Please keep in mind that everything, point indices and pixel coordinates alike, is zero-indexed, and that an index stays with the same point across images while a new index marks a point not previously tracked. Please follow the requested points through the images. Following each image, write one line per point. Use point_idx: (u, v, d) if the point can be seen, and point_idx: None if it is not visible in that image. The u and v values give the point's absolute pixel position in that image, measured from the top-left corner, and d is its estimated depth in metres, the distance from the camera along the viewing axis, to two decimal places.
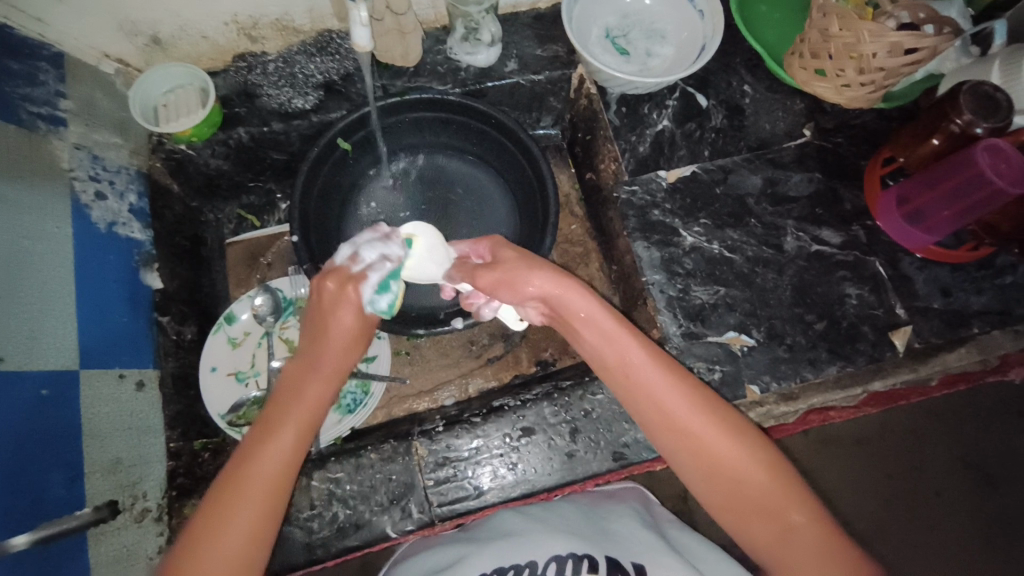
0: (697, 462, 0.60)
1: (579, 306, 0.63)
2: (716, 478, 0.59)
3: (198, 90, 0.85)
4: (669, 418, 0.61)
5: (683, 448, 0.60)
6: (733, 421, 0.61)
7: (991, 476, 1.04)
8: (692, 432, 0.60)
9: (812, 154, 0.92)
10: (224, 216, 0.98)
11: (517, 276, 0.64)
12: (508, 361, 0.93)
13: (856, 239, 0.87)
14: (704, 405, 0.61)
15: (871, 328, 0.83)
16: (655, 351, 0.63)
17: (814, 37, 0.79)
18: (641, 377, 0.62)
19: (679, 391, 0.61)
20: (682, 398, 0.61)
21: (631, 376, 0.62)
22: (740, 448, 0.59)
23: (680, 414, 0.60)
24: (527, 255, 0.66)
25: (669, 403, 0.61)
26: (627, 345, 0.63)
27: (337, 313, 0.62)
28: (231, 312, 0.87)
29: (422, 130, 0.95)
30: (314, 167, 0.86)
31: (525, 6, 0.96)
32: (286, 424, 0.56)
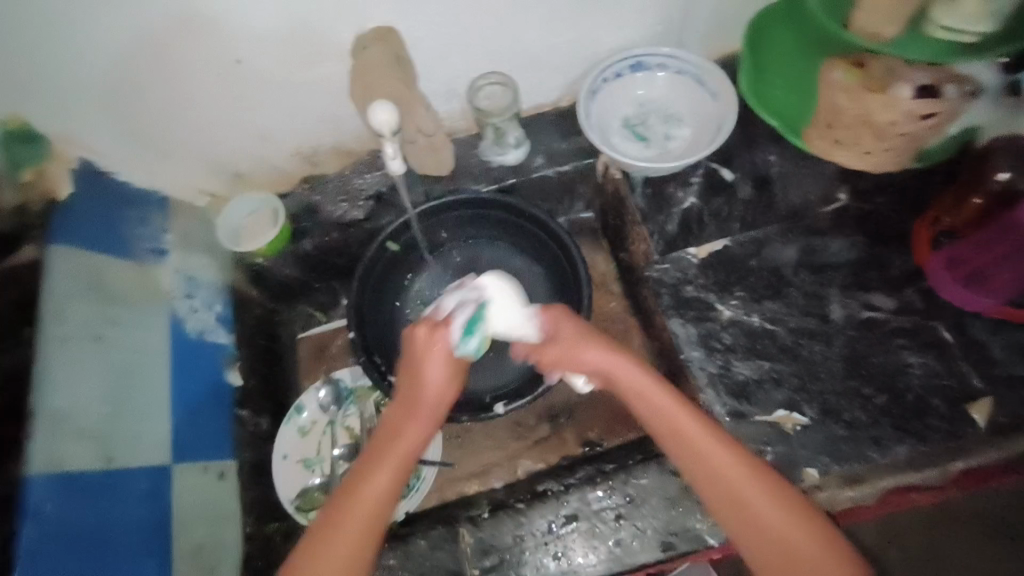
0: (749, 521, 0.61)
1: (631, 378, 0.69)
2: (768, 546, 0.60)
3: (271, 211, 0.98)
4: (722, 484, 0.62)
5: (737, 517, 0.61)
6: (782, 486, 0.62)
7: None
8: (740, 497, 0.61)
9: (853, 216, 0.89)
10: (295, 314, 1.09)
11: (570, 351, 0.71)
12: (553, 443, 0.94)
13: (912, 303, 0.82)
14: (752, 469, 0.62)
15: (943, 401, 0.76)
16: (706, 418, 0.65)
17: (827, 110, 0.83)
18: (696, 443, 0.63)
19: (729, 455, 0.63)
20: (734, 463, 0.62)
21: (685, 438, 0.64)
22: (790, 518, 0.60)
23: (731, 479, 0.62)
24: (582, 332, 0.73)
25: (718, 465, 0.62)
26: (679, 412, 0.65)
27: (429, 358, 0.68)
28: (300, 403, 0.96)
29: (464, 225, 1.03)
30: (369, 266, 0.97)
31: (548, 107, 1.04)
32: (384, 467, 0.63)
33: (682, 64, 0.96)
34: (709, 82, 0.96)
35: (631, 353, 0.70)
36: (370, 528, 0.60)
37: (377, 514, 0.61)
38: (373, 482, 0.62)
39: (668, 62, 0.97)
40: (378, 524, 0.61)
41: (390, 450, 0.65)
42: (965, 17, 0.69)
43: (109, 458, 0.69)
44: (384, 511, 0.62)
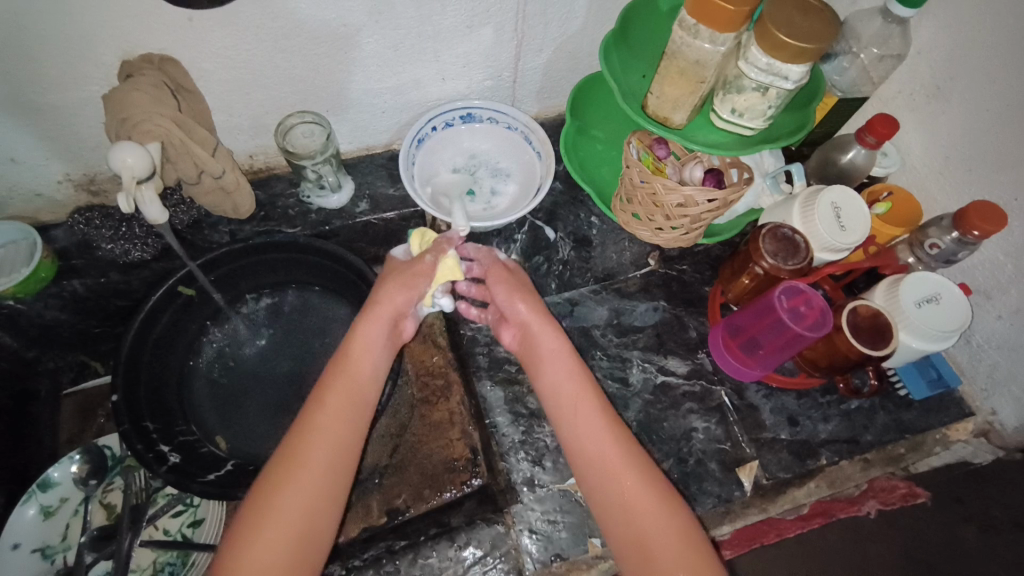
0: (615, 482, 0.67)
1: (549, 345, 0.76)
2: (621, 511, 0.66)
3: (28, 246, 0.84)
4: (600, 452, 0.69)
5: (604, 483, 0.68)
6: (648, 469, 0.69)
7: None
8: (609, 461, 0.68)
9: (657, 282, 0.94)
10: (65, 363, 0.94)
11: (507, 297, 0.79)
12: (353, 514, 0.82)
13: (702, 367, 0.88)
14: (618, 442, 0.70)
15: (719, 465, 0.80)
16: (608, 407, 0.73)
17: (625, 186, 0.83)
18: (576, 404, 0.73)
19: (604, 431, 0.70)
20: (604, 430, 0.70)
21: (576, 407, 0.72)
22: (649, 490, 0.67)
23: (596, 439, 0.70)
24: (520, 286, 0.80)
25: (606, 456, 0.69)
26: (573, 376, 0.74)
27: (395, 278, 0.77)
28: (46, 477, 0.81)
29: (276, 269, 0.95)
30: (152, 316, 0.85)
31: (379, 149, 1.00)
32: (334, 391, 0.70)
33: (511, 120, 0.97)
34: (534, 140, 0.97)
35: (553, 320, 0.78)
36: (345, 447, 0.67)
37: (348, 434, 0.68)
38: (330, 400, 0.69)
39: (497, 116, 0.97)
40: (353, 439, 0.68)
41: (347, 378, 0.71)
42: (738, 110, 0.77)
43: None
44: (355, 424, 0.69)
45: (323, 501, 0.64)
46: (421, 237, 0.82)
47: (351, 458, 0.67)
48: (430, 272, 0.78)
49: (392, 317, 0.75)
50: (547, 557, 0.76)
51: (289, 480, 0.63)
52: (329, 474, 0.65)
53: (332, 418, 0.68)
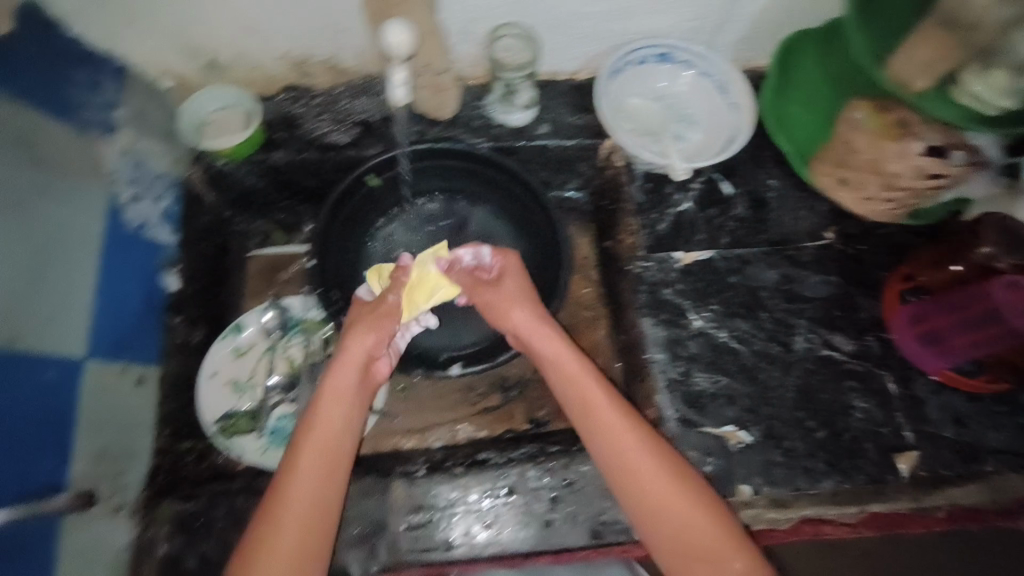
0: (636, 500, 0.68)
1: (548, 349, 0.77)
2: (656, 525, 0.66)
3: (242, 113, 0.86)
4: (631, 471, 0.68)
5: (635, 497, 0.68)
6: (679, 479, 0.68)
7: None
8: (636, 475, 0.68)
9: (833, 256, 0.91)
10: (252, 229, 1.00)
11: (503, 308, 0.80)
12: (501, 415, 0.93)
13: (869, 349, 0.85)
14: (654, 450, 0.69)
15: (875, 447, 0.79)
16: (617, 396, 0.73)
17: (838, 148, 0.83)
18: (608, 420, 0.71)
19: (631, 445, 0.69)
20: (641, 451, 0.68)
21: (595, 417, 0.71)
22: (681, 496, 0.67)
23: (635, 459, 0.68)
24: (522, 289, 0.81)
25: (635, 463, 0.68)
26: (597, 394, 0.73)
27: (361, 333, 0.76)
28: (240, 322, 0.90)
29: (448, 177, 0.96)
30: (340, 199, 0.90)
31: (564, 76, 0.98)
32: (316, 444, 0.69)
33: (709, 66, 0.93)
34: (732, 90, 0.93)
35: (554, 325, 0.78)
36: (328, 486, 0.67)
37: (330, 472, 0.68)
38: (303, 463, 0.68)
39: (696, 60, 0.93)
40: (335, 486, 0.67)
41: (316, 435, 0.70)
42: (992, 88, 0.68)
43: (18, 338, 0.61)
44: (337, 462, 0.69)
45: (315, 539, 0.64)
46: (377, 274, 0.83)
47: (335, 492, 0.67)
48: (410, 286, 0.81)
49: (362, 363, 0.76)
50: None
51: (281, 526, 0.63)
52: (317, 513, 0.65)
53: (306, 463, 0.68)
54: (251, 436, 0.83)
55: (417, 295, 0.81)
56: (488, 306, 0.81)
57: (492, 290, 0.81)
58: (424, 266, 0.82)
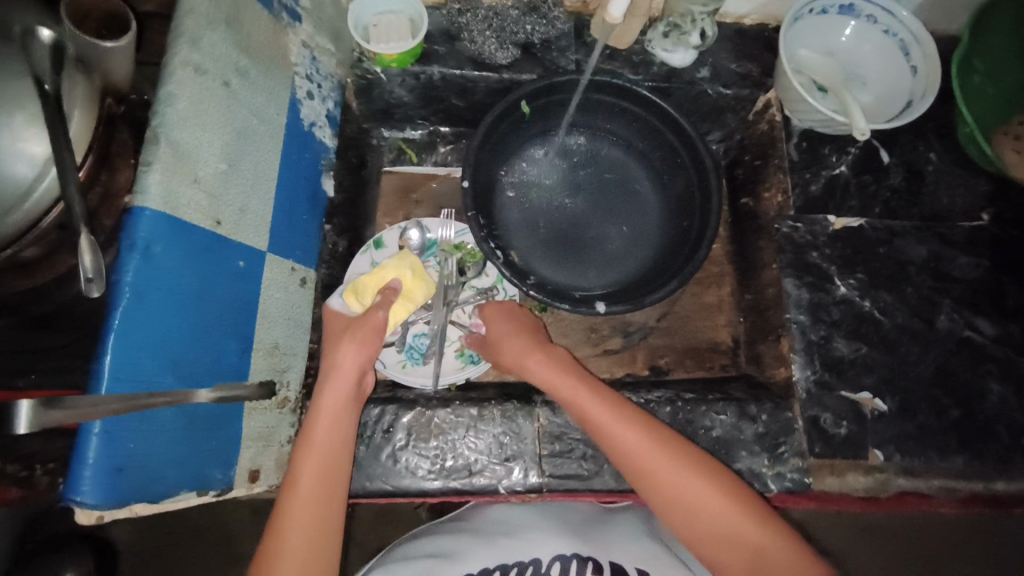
0: (687, 524, 0.65)
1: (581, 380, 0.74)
2: (719, 544, 0.64)
3: (408, 20, 0.86)
4: (683, 499, 0.65)
5: (692, 528, 0.65)
6: (737, 498, 0.65)
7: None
8: (676, 501, 0.66)
9: (986, 239, 0.89)
10: (386, 145, 1.00)
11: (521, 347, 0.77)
12: (622, 358, 0.95)
13: (1012, 336, 0.85)
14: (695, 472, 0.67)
15: (1008, 430, 0.80)
16: (637, 412, 0.71)
17: None
18: (631, 447, 0.68)
19: (671, 477, 0.66)
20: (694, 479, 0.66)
21: (619, 444, 0.68)
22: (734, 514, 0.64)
23: (677, 483, 0.66)
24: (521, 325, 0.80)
25: (681, 485, 0.66)
26: (619, 425, 0.69)
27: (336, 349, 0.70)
28: (380, 238, 0.89)
29: (598, 116, 0.95)
30: (495, 121, 0.88)
31: (730, 18, 0.95)
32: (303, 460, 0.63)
33: (895, 24, 0.88)
34: (915, 52, 0.87)
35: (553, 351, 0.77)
36: (326, 506, 0.62)
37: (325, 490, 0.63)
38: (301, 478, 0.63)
39: (880, 17, 0.88)
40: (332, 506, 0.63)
41: (308, 453, 0.64)
42: None
43: (218, 222, 0.61)
44: (335, 479, 0.64)
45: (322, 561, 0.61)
46: (354, 292, 0.75)
47: (333, 513, 0.63)
48: (381, 327, 0.72)
49: (356, 374, 0.69)
50: (829, 454, 0.78)
51: (279, 550, 0.59)
52: (317, 526, 0.61)
53: (309, 485, 0.63)
54: (390, 349, 0.85)
55: (373, 291, 0.76)
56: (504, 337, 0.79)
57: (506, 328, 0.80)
58: (399, 269, 0.76)
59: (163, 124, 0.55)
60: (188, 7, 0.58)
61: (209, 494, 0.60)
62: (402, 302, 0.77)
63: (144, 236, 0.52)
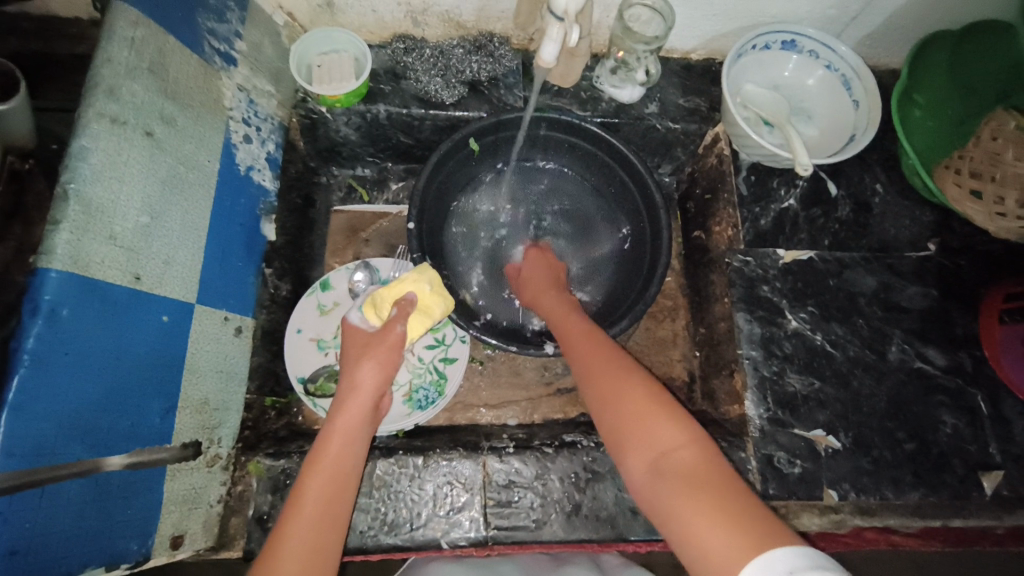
0: (608, 425, 0.62)
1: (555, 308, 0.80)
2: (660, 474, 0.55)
3: (351, 59, 0.86)
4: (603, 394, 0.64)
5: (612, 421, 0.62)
6: (666, 408, 0.60)
7: None
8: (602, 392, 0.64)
9: (932, 269, 0.90)
10: (335, 182, 1.00)
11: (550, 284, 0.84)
12: (576, 396, 0.92)
13: (962, 366, 0.85)
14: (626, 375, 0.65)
15: (962, 463, 0.80)
16: (611, 348, 0.70)
17: (978, 156, 0.78)
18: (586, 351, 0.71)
19: (608, 373, 0.66)
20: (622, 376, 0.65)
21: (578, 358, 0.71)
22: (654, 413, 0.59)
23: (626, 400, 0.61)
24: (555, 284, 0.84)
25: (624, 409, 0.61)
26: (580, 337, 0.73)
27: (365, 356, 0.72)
28: (327, 279, 0.87)
29: (549, 151, 0.95)
30: (442, 159, 0.87)
31: (678, 54, 0.96)
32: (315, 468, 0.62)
33: (835, 60, 0.89)
34: (856, 87, 0.89)
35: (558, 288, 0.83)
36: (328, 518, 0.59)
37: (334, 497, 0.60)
38: (307, 489, 0.60)
39: (822, 52, 0.89)
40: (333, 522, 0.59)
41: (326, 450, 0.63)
42: None
43: (137, 277, 0.58)
44: (342, 491, 0.61)
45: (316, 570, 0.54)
46: (373, 306, 0.76)
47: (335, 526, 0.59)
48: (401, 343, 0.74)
49: (374, 394, 0.70)
50: (784, 494, 0.76)
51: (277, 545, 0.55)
52: (325, 520, 0.58)
53: (316, 498, 0.59)
54: None
55: (390, 304, 0.75)
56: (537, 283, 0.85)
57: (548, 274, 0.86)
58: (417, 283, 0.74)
59: (75, 181, 0.52)
60: (104, 57, 0.56)
61: (120, 569, 0.56)
62: (420, 317, 0.76)
63: (49, 300, 0.49)
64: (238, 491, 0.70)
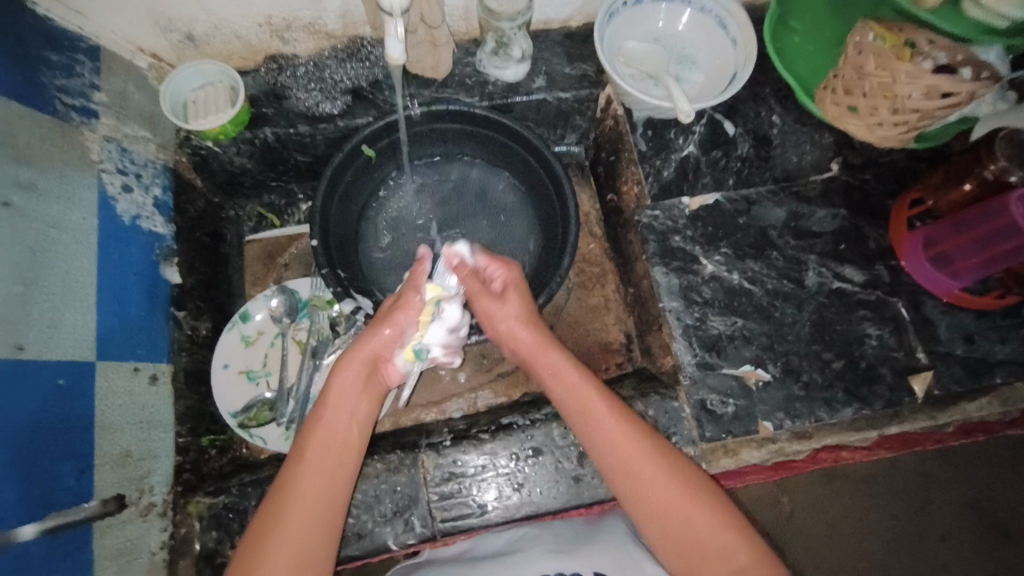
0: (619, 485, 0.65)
1: (545, 354, 0.73)
2: (673, 532, 0.62)
3: (227, 88, 0.86)
4: (618, 457, 0.65)
5: (631, 490, 0.64)
6: (668, 460, 0.65)
7: (995, 522, 1.06)
8: (597, 428, 0.67)
9: (837, 190, 0.90)
10: (245, 214, 0.99)
11: (497, 316, 0.76)
12: (516, 379, 0.92)
13: (879, 278, 0.85)
14: (619, 416, 0.67)
15: (891, 370, 0.81)
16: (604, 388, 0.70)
17: (848, 74, 0.80)
18: (600, 425, 0.67)
19: (614, 423, 0.66)
20: (637, 445, 0.65)
21: (588, 418, 0.68)
22: (658, 463, 0.64)
23: (631, 456, 0.64)
24: (522, 291, 0.77)
25: (625, 454, 0.65)
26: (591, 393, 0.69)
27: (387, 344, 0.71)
28: (246, 310, 0.87)
29: (447, 141, 0.95)
30: (338, 171, 0.87)
31: (556, 24, 0.96)
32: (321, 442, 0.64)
33: (706, 1, 0.91)
34: (730, 24, 0.91)
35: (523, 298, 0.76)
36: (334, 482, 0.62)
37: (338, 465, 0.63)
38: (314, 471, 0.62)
39: None
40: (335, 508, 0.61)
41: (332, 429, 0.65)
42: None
43: (20, 345, 0.57)
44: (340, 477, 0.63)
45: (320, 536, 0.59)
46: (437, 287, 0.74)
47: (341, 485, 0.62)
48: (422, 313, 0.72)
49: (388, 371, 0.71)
50: (720, 434, 0.78)
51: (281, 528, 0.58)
52: (332, 498, 0.61)
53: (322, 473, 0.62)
54: (273, 425, 0.82)
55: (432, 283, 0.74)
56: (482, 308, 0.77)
57: (491, 299, 0.76)
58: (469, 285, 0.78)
59: None
60: None
61: None
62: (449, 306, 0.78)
63: None
64: (181, 533, 0.70)
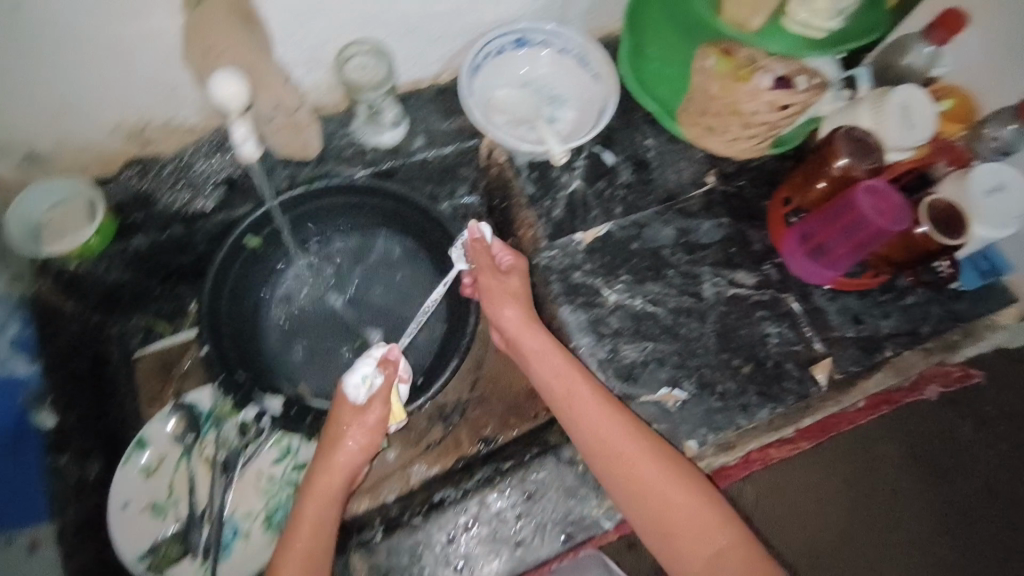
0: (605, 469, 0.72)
1: (535, 345, 0.78)
2: (653, 512, 0.69)
3: (85, 203, 0.80)
4: (604, 442, 0.72)
5: (617, 472, 0.71)
6: (648, 445, 0.72)
7: (939, 467, 1.02)
8: (584, 417, 0.73)
9: (718, 200, 0.94)
10: (130, 328, 0.91)
11: (497, 304, 0.81)
12: (448, 445, 0.90)
13: (769, 278, 0.90)
14: (606, 405, 0.73)
15: (795, 364, 0.85)
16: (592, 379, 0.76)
17: (699, 98, 0.86)
18: (588, 416, 0.73)
19: (601, 412, 0.73)
20: (622, 432, 0.72)
21: (575, 409, 0.74)
22: (642, 449, 0.71)
23: (615, 443, 0.71)
24: (519, 292, 0.81)
25: (609, 437, 0.72)
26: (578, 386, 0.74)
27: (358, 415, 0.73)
28: (143, 436, 0.83)
29: (337, 215, 0.92)
30: (223, 267, 0.84)
31: (427, 82, 0.97)
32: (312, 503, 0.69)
33: (565, 42, 0.95)
34: (591, 61, 0.95)
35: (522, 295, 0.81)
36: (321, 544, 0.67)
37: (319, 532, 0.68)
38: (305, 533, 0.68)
39: (553, 38, 0.95)
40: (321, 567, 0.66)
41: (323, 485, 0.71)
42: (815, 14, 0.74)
43: None
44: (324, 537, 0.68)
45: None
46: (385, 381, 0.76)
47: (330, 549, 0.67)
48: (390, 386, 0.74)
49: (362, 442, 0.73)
50: None
51: None
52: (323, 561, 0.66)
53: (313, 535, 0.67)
54: (186, 560, 0.80)
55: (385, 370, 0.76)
56: (486, 290, 0.82)
57: (497, 280, 0.81)
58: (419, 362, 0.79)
59: None
60: None
61: None
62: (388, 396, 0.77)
63: None
64: None
